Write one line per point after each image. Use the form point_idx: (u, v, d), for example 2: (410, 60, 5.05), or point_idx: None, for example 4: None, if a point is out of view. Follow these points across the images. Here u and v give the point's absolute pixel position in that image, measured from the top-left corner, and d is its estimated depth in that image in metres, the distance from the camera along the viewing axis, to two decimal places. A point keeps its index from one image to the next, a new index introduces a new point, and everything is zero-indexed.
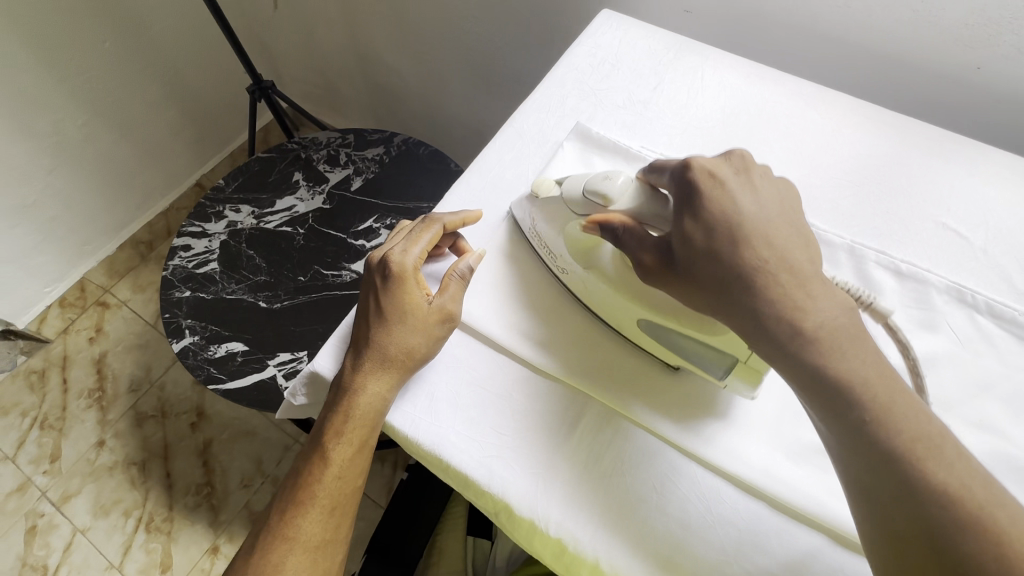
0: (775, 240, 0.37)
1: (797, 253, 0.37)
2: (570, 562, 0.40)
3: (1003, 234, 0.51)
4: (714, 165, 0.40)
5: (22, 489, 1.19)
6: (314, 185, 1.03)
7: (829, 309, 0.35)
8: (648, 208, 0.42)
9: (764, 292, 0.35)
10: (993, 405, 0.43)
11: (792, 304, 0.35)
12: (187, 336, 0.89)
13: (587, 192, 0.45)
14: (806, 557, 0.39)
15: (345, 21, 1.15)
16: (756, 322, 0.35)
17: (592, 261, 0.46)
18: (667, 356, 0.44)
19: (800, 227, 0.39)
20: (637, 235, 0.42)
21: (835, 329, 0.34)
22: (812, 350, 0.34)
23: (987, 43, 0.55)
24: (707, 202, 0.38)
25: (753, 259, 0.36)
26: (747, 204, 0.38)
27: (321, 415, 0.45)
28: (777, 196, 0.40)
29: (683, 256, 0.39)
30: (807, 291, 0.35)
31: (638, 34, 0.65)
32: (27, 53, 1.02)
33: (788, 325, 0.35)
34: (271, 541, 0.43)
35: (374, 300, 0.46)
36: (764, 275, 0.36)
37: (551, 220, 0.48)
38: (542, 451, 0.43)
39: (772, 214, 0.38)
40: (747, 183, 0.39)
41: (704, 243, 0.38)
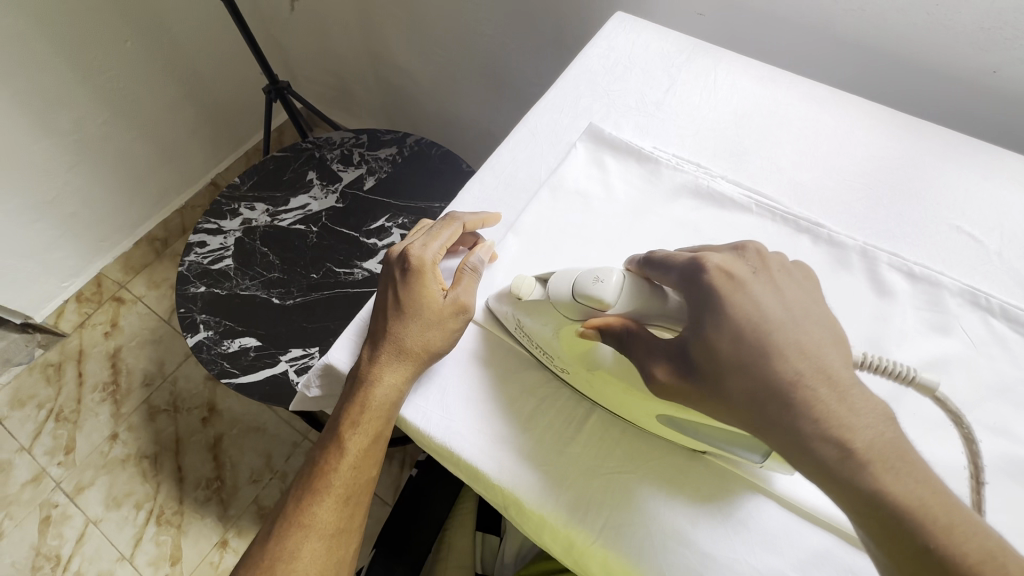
0: (809, 348, 0.34)
1: (832, 359, 0.34)
2: (579, 554, 0.41)
3: (1017, 237, 0.50)
4: (729, 263, 0.37)
5: (37, 479, 1.22)
6: (327, 185, 1.04)
7: (873, 423, 0.32)
8: (653, 307, 0.39)
9: (805, 408, 0.32)
10: (1006, 407, 0.43)
11: (835, 423, 0.32)
12: (201, 331, 0.90)
13: (577, 295, 0.41)
14: (815, 557, 0.39)
15: (361, 23, 1.17)
16: (799, 444, 0.32)
17: (591, 363, 0.41)
18: (685, 441, 0.41)
19: (830, 327, 0.36)
20: (642, 337, 0.38)
21: (886, 446, 0.31)
22: (865, 474, 0.30)
23: (1003, 47, 0.55)
24: (729, 309, 0.36)
25: (785, 371, 0.34)
26: (771, 309, 0.36)
27: (338, 405, 0.46)
28: (801, 297, 0.37)
29: (707, 368, 0.35)
30: (847, 404, 0.32)
31: (651, 35, 0.66)
32: (51, 53, 1.04)
33: (834, 446, 0.31)
34: (286, 528, 0.43)
35: (392, 293, 0.47)
36: (800, 390, 0.33)
37: (535, 318, 0.44)
38: (553, 445, 0.43)
39: (796, 314, 0.36)
40: (769, 282, 0.37)
41: (731, 355, 0.35)
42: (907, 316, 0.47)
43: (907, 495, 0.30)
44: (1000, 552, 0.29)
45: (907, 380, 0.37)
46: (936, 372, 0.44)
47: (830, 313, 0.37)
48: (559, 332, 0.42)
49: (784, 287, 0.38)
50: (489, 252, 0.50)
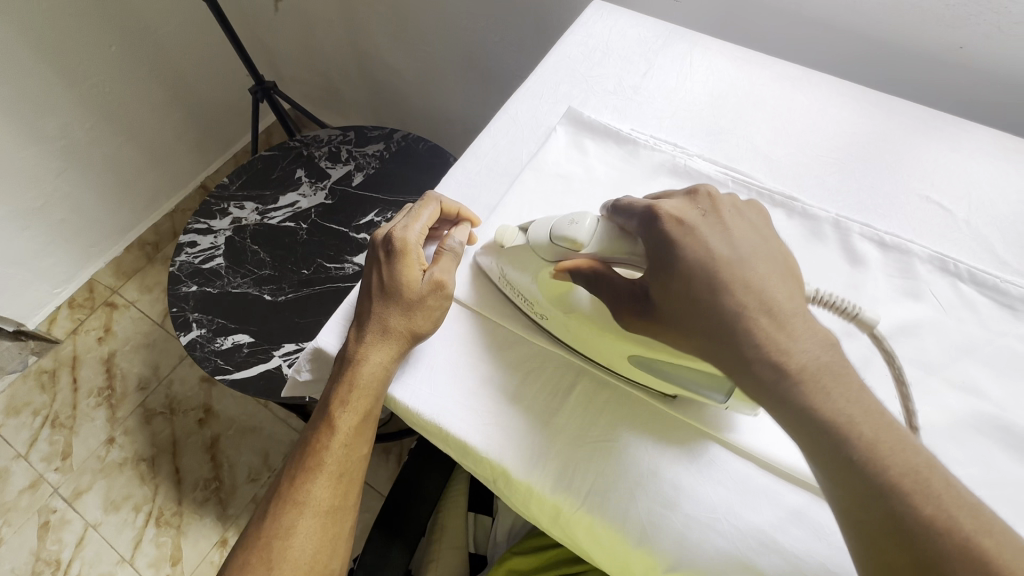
0: (754, 282, 0.36)
1: (778, 294, 0.36)
2: (566, 521, 0.42)
3: (986, 205, 0.52)
4: (680, 209, 0.39)
5: (34, 485, 1.22)
6: (316, 181, 1.05)
7: (812, 350, 0.34)
8: (617, 251, 0.41)
9: (746, 335, 0.35)
10: (976, 367, 0.44)
11: (774, 348, 0.34)
12: (194, 329, 0.91)
13: (555, 237, 0.43)
14: (794, 513, 0.40)
15: (345, 21, 1.18)
16: (742, 367, 0.35)
17: (569, 307, 0.44)
18: (662, 386, 0.43)
19: (779, 261, 0.38)
20: (609, 284, 0.41)
21: (820, 368, 0.33)
22: (798, 392, 0.33)
23: (967, 23, 0.57)
24: (681, 249, 0.38)
25: (732, 305, 0.36)
26: (720, 247, 0.38)
27: (327, 386, 0.47)
28: (749, 236, 0.39)
29: (662, 304, 0.38)
30: (788, 331, 0.35)
31: (628, 22, 0.67)
32: (36, 59, 1.04)
33: (772, 368, 0.34)
34: (281, 507, 0.44)
35: (376, 275, 0.48)
36: (744, 320, 0.35)
37: (517, 265, 0.47)
38: (538, 415, 0.44)
39: (745, 253, 0.38)
40: (717, 224, 0.39)
41: (682, 291, 0.37)
42: (879, 283, 0.48)
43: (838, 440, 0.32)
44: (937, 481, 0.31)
45: (852, 316, 0.40)
46: (907, 336, 0.45)
47: (781, 251, 0.39)
48: (538, 277, 0.45)
49: (733, 228, 0.39)
50: (467, 233, 0.51)
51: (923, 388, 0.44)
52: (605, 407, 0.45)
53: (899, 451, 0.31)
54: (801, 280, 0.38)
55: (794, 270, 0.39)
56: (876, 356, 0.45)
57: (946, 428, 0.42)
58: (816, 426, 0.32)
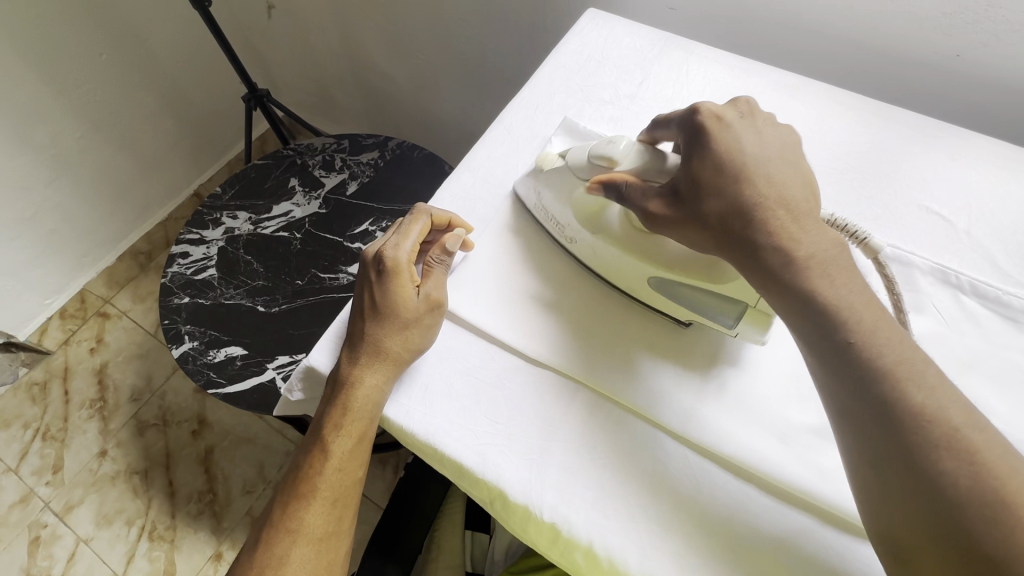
0: (775, 179, 0.40)
1: (795, 193, 0.40)
2: (565, 547, 0.41)
3: (986, 216, 0.51)
4: (720, 110, 0.43)
5: (25, 500, 1.20)
6: (310, 191, 1.04)
7: (817, 244, 0.38)
8: (653, 163, 0.45)
9: (761, 223, 0.39)
10: (979, 382, 0.43)
11: (785, 235, 0.39)
12: (187, 341, 0.90)
13: (592, 156, 0.47)
14: (797, 535, 0.40)
15: (339, 27, 1.17)
16: (752, 253, 0.39)
17: (600, 227, 0.48)
18: (676, 312, 0.46)
19: (801, 170, 0.42)
20: (640, 189, 0.44)
21: (821, 262, 0.38)
22: (801, 278, 0.38)
23: (964, 31, 0.57)
24: (715, 142, 0.41)
25: (753, 194, 0.40)
26: (750, 145, 0.41)
27: (320, 408, 0.46)
28: (777, 141, 0.43)
29: (689, 192, 0.41)
30: (800, 225, 0.39)
31: (623, 30, 0.66)
32: (25, 67, 1.03)
33: (782, 253, 0.38)
34: (273, 535, 0.43)
35: (368, 294, 0.47)
36: (762, 209, 0.39)
37: (552, 188, 0.50)
38: (535, 435, 0.43)
39: (771, 155, 0.42)
40: (751, 126, 0.43)
41: (711, 179, 0.41)
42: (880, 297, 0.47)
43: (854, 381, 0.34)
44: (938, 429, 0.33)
45: (861, 240, 0.45)
46: None
47: (806, 162, 0.43)
48: (574, 197, 0.49)
49: (764, 134, 0.43)
50: (459, 240, 0.49)
51: None
52: (603, 426, 0.44)
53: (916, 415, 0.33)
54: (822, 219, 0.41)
55: (813, 178, 0.42)
56: None
57: None
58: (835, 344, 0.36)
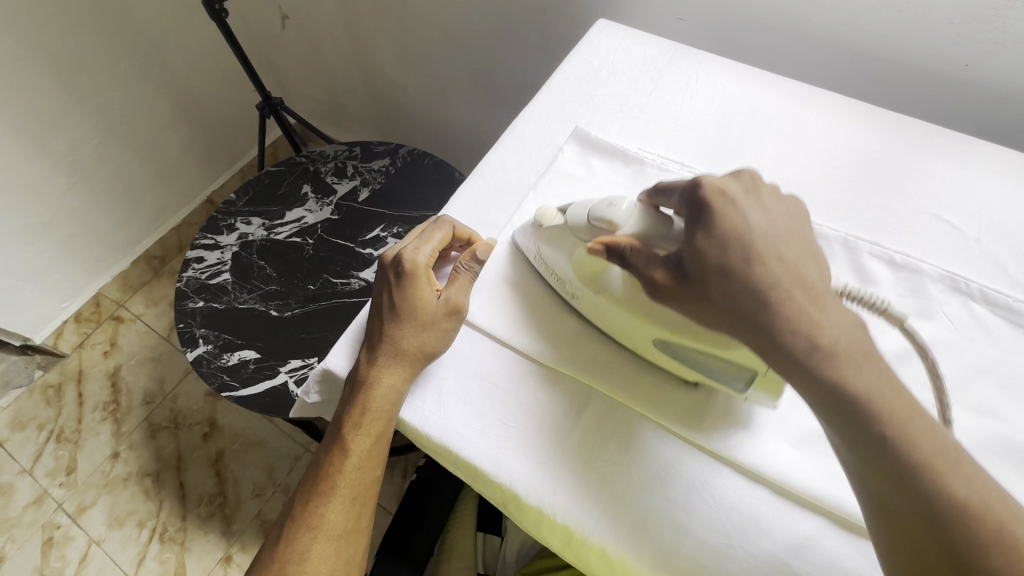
0: (785, 256, 0.38)
1: (807, 270, 0.37)
2: (578, 548, 0.41)
3: (995, 224, 0.52)
4: (724, 183, 0.40)
5: (39, 501, 1.21)
6: (322, 197, 1.06)
7: (841, 325, 0.35)
8: (657, 229, 0.43)
9: (778, 306, 0.36)
10: (990, 389, 0.44)
11: (803, 322, 0.35)
12: (201, 345, 0.91)
13: (592, 218, 0.46)
14: (809, 540, 0.40)
15: (351, 37, 1.19)
16: (773, 343, 0.35)
17: (603, 284, 0.45)
18: (682, 371, 0.44)
19: (812, 244, 0.39)
20: (644, 254, 0.42)
21: (852, 345, 0.34)
22: (826, 368, 0.34)
23: (973, 40, 0.57)
24: (720, 219, 0.39)
25: (766, 274, 0.37)
26: (757, 221, 0.39)
27: (339, 408, 0.47)
28: (785, 217, 0.40)
29: (695, 269, 0.39)
30: (819, 306, 0.36)
31: (633, 41, 0.67)
32: (46, 77, 1.06)
33: (804, 339, 0.35)
34: (295, 531, 0.44)
35: (388, 297, 0.48)
36: (776, 291, 0.36)
37: (555, 244, 0.49)
38: (547, 438, 0.44)
39: (780, 230, 0.39)
40: (757, 201, 0.40)
41: (718, 258, 0.38)
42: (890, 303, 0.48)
43: (872, 426, 0.32)
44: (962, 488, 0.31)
45: (880, 310, 0.43)
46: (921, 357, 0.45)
47: (814, 237, 0.40)
48: (575, 256, 0.47)
49: (770, 208, 0.40)
50: (488, 248, 0.51)
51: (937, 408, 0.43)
52: (616, 428, 0.44)
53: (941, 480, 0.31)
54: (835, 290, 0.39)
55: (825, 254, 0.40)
56: None
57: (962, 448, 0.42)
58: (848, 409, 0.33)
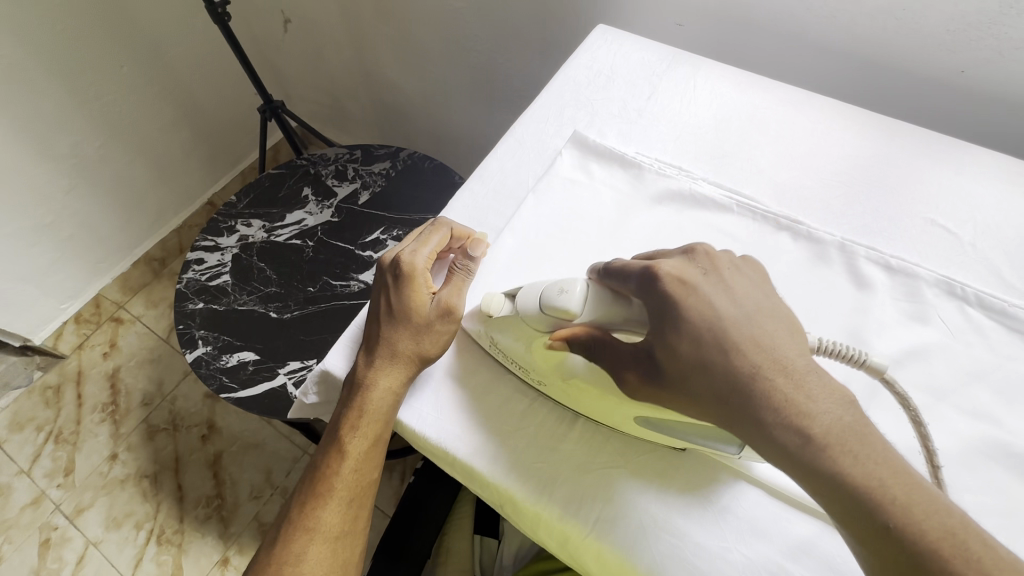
0: (762, 341, 0.36)
1: (786, 351, 0.35)
2: (574, 548, 0.42)
3: (990, 228, 0.52)
4: (680, 268, 0.38)
5: (36, 502, 1.21)
6: (323, 200, 1.06)
7: (831, 409, 0.33)
8: (619, 316, 0.40)
9: (764, 399, 0.33)
10: (985, 393, 0.44)
11: (793, 410, 0.33)
12: (200, 346, 0.91)
13: (544, 307, 0.42)
14: (804, 543, 0.40)
15: (352, 41, 1.20)
16: (761, 437, 0.33)
17: (567, 374, 0.43)
18: (668, 440, 0.42)
19: (782, 317, 0.37)
20: (611, 346, 0.40)
21: (843, 430, 0.32)
22: (825, 459, 0.31)
23: (968, 47, 0.58)
24: (686, 311, 0.37)
25: (745, 367, 0.34)
26: (723, 306, 0.37)
27: (336, 410, 0.47)
28: (749, 294, 0.38)
29: (672, 369, 0.37)
30: (805, 392, 0.33)
31: (632, 46, 0.68)
32: (49, 79, 1.07)
33: (795, 432, 0.32)
34: (291, 533, 0.44)
35: (385, 300, 0.48)
36: (759, 382, 0.34)
37: (507, 333, 0.45)
38: (544, 439, 0.44)
39: (749, 312, 0.37)
40: (719, 283, 0.38)
41: (693, 356, 0.36)
42: (886, 307, 0.48)
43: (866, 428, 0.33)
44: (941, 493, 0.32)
45: (861, 363, 0.39)
46: (916, 361, 0.45)
47: (784, 309, 0.38)
48: (532, 346, 0.43)
49: (734, 286, 0.39)
50: (483, 247, 0.51)
51: (931, 414, 0.43)
52: (612, 429, 0.45)
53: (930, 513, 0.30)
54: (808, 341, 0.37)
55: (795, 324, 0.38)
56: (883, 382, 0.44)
57: (958, 454, 0.42)
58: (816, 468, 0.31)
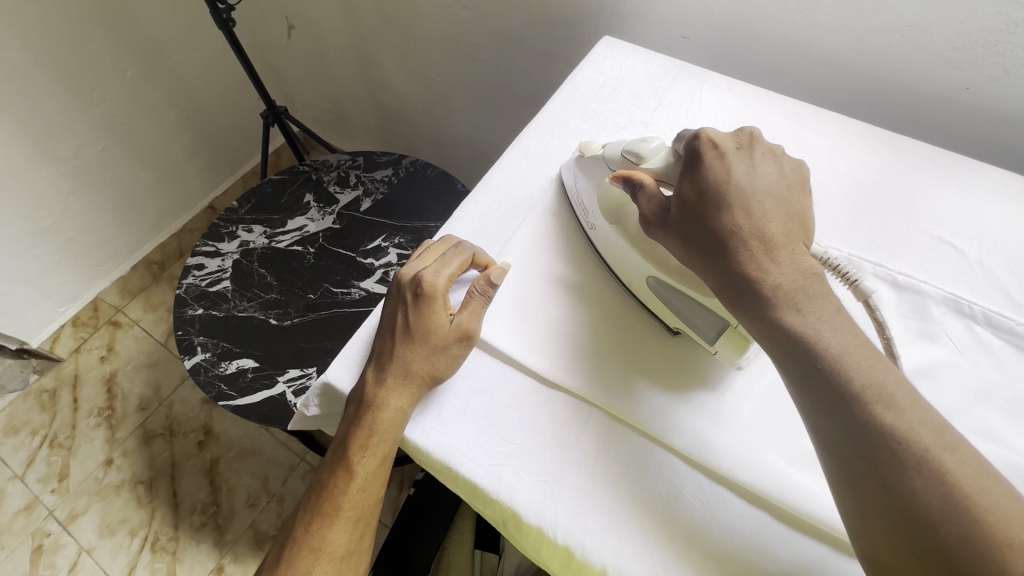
0: (759, 208, 0.41)
1: (774, 224, 0.41)
2: (578, 571, 0.41)
3: (996, 246, 0.52)
4: (720, 138, 0.44)
5: (29, 508, 1.20)
6: (324, 206, 1.06)
7: (795, 276, 0.39)
8: (670, 168, 0.47)
9: (734, 248, 0.40)
10: (994, 413, 0.43)
11: (753, 261, 0.40)
12: (199, 353, 0.90)
13: (624, 151, 0.49)
14: (812, 565, 0.39)
15: (356, 48, 1.20)
16: (721, 270, 0.41)
17: (618, 218, 0.50)
18: (668, 319, 0.48)
19: (793, 202, 0.43)
20: (650, 192, 0.46)
21: (793, 289, 0.38)
22: (768, 302, 0.38)
23: (973, 65, 0.58)
24: (706, 169, 0.43)
25: (731, 218, 0.41)
26: (741, 175, 0.42)
27: (343, 427, 0.46)
28: (774, 175, 0.43)
29: (674, 211, 0.44)
30: (771, 256, 0.39)
31: (637, 58, 0.68)
32: (52, 83, 1.06)
33: (750, 276, 0.39)
34: (297, 552, 0.44)
35: (402, 317, 0.48)
36: (737, 232, 0.40)
37: (589, 175, 0.52)
38: (551, 458, 0.43)
39: (764, 185, 0.42)
40: (747, 157, 0.44)
41: (693, 202, 0.43)
42: (894, 323, 0.48)
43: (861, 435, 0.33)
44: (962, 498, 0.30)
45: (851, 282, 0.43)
46: (924, 378, 0.45)
47: (801, 198, 0.43)
48: (601, 188, 0.51)
49: (760, 166, 0.44)
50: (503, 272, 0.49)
51: None
52: (619, 448, 0.44)
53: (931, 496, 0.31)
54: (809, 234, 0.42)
55: (806, 217, 0.43)
56: None
57: None
58: (784, 340, 0.37)
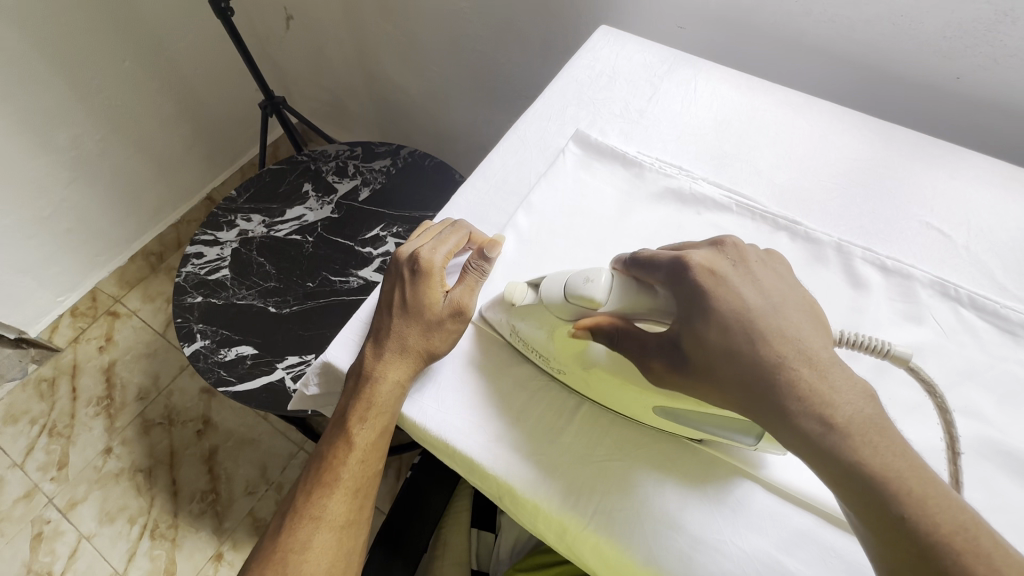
0: (789, 331, 0.36)
1: (815, 343, 0.36)
2: (572, 541, 0.42)
3: (984, 231, 0.53)
4: (711, 259, 0.39)
5: (29, 495, 1.21)
6: (323, 196, 1.06)
7: (853, 402, 0.33)
8: (642, 308, 0.41)
9: (789, 388, 0.34)
10: (978, 391, 0.45)
11: (817, 402, 0.33)
12: (198, 340, 0.91)
13: (569, 295, 0.43)
14: (798, 535, 0.40)
15: (354, 38, 1.20)
16: (784, 419, 0.34)
17: (588, 362, 0.44)
18: (684, 431, 0.43)
19: (808, 311, 0.38)
20: (635, 339, 0.41)
21: (864, 422, 0.33)
22: (844, 446, 0.32)
23: (964, 54, 0.59)
24: (717, 299, 0.37)
25: (772, 356, 0.35)
26: (752, 297, 0.37)
27: (342, 400, 0.47)
28: (779, 286, 0.39)
29: (697, 355, 0.37)
30: (829, 382, 0.34)
31: (633, 48, 0.68)
32: (52, 72, 1.06)
33: (817, 422, 0.33)
34: (297, 521, 0.45)
35: (399, 293, 0.48)
36: (785, 372, 0.34)
37: (530, 321, 0.46)
38: (544, 435, 0.45)
39: (778, 303, 0.37)
40: (747, 274, 0.39)
41: (721, 340, 0.36)
42: (880, 307, 0.49)
43: (888, 469, 0.31)
44: (973, 525, 0.30)
45: (884, 353, 0.39)
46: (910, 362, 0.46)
47: (807, 296, 0.39)
48: (554, 334, 0.45)
49: (761, 277, 0.39)
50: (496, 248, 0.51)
51: (922, 412, 0.44)
52: (611, 424, 0.45)
53: (945, 508, 0.31)
54: (829, 327, 0.38)
55: (824, 320, 0.38)
56: (879, 381, 0.45)
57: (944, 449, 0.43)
58: (864, 481, 0.31)
